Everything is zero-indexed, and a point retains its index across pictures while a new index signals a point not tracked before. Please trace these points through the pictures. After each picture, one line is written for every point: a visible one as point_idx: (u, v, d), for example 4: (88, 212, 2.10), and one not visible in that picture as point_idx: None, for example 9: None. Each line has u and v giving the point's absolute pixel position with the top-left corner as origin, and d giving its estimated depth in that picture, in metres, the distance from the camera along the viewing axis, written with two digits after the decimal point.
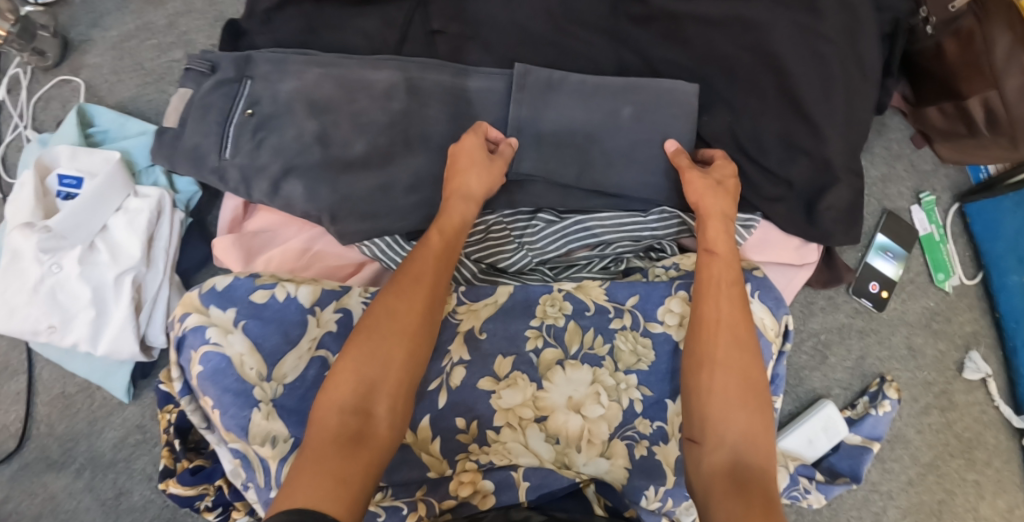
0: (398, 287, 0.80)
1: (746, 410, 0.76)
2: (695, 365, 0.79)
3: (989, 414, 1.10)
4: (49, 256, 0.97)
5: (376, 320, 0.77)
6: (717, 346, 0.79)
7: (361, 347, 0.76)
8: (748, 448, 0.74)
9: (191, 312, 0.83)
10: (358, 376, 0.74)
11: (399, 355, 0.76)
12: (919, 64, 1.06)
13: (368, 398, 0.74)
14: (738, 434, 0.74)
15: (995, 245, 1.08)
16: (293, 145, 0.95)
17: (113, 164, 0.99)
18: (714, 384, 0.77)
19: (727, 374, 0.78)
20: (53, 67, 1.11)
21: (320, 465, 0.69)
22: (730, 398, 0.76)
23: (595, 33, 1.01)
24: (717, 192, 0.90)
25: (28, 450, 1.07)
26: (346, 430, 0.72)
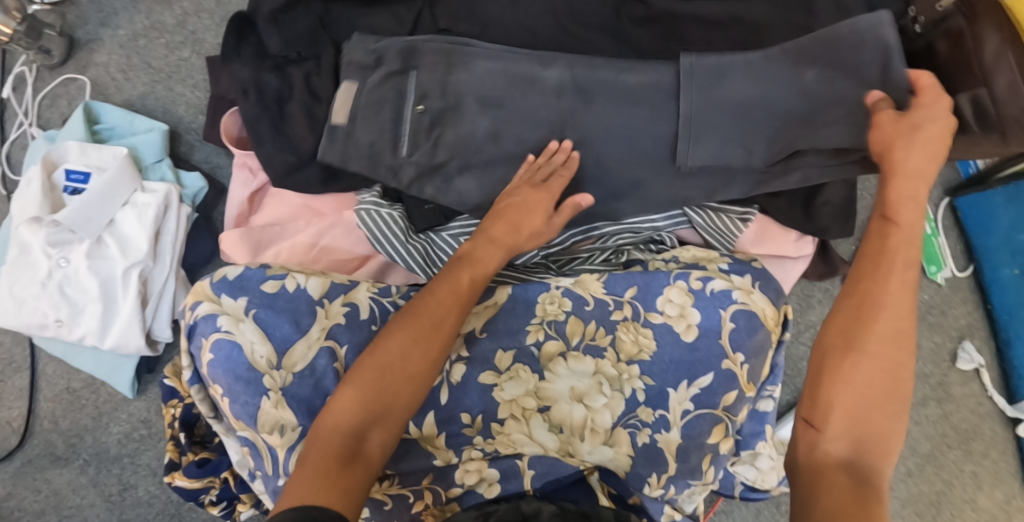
0: (413, 322, 0.80)
1: (883, 413, 0.68)
2: (841, 353, 0.69)
3: (984, 405, 1.11)
4: (57, 250, 0.99)
5: (385, 354, 0.78)
6: (880, 338, 0.69)
7: (367, 380, 0.77)
8: (872, 451, 0.67)
9: (203, 300, 0.84)
10: (359, 404, 0.76)
11: (404, 392, 0.77)
12: (912, 65, 1.09)
13: (370, 422, 0.75)
14: (865, 433, 0.68)
15: (989, 239, 1.10)
16: (347, 139, 1.00)
17: (121, 160, 1.00)
18: (856, 378, 0.68)
19: (876, 365, 0.68)
20: (60, 65, 1.12)
21: (319, 478, 0.71)
22: (869, 393, 0.68)
23: (598, 32, 1.04)
24: (916, 143, 0.73)
25: (33, 445, 1.08)
26: (343, 451, 0.74)
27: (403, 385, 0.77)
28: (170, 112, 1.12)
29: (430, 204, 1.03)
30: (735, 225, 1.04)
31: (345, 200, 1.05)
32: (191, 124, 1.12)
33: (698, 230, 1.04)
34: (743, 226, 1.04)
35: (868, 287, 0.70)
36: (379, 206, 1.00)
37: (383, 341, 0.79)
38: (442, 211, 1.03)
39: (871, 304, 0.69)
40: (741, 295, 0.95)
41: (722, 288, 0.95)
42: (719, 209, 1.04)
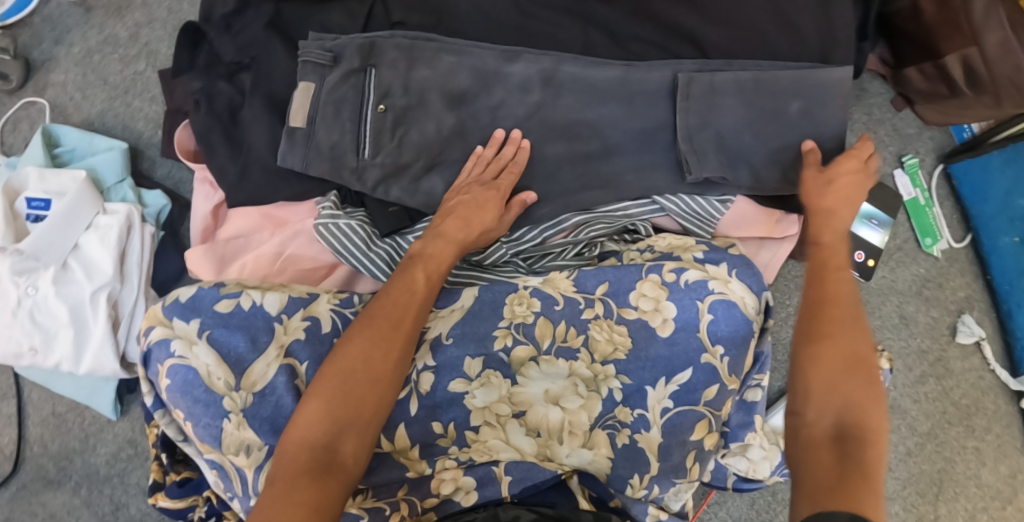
0: (375, 332, 0.81)
1: (853, 369, 0.73)
2: (815, 335, 0.76)
3: (986, 379, 1.07)
4: (25, 278, 0.98)
5: (348, 357, 0.79)
6: (843, 321, 0.76)
7: (332, 391, 0.77)
8: (853, 412, 0.71)
9: (156, 325, 0.83)
10: (325, 415, 0.76)
11: (370, 396, 0.78)
12: (896, 24, 1.01)
13: (337, 435, 0.76)
14: (844, 400, 0.72)
15: (986, 206, 1.04)
16: (315, 146, 0.95)
17: (80, 183, 0.99)
18: (826, 354, 0.74)
19: (848, 336, 0.75)
20: (18, 88, 1.10)
21: (293, 496, 0.72)
22: (839, 367, 0.74)
23: (559, 14, 0.99)
24: (827, 191, 0.87)
25: (25, 471, 1.08)
26: (314, 466, 0.74)
27: (367, 389, 0.78)
28: (131, 128, 1.10)
29: (393, 207, 0.99)
30: (715, 209, 0.98)
31: (308, 208, 1.02)
32: (152, 139, 1.10)
33: (675, 217, 0.99)
34: (723, 208, 0.99)
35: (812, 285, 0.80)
36: (336, 216, 0.96)
37: (347, 345, 0.80)
38: (407, 213, 0.99)
39: (825, 303, 0.78)
40: (719, 285, 0.90)
41: (698, 278, 0.90)
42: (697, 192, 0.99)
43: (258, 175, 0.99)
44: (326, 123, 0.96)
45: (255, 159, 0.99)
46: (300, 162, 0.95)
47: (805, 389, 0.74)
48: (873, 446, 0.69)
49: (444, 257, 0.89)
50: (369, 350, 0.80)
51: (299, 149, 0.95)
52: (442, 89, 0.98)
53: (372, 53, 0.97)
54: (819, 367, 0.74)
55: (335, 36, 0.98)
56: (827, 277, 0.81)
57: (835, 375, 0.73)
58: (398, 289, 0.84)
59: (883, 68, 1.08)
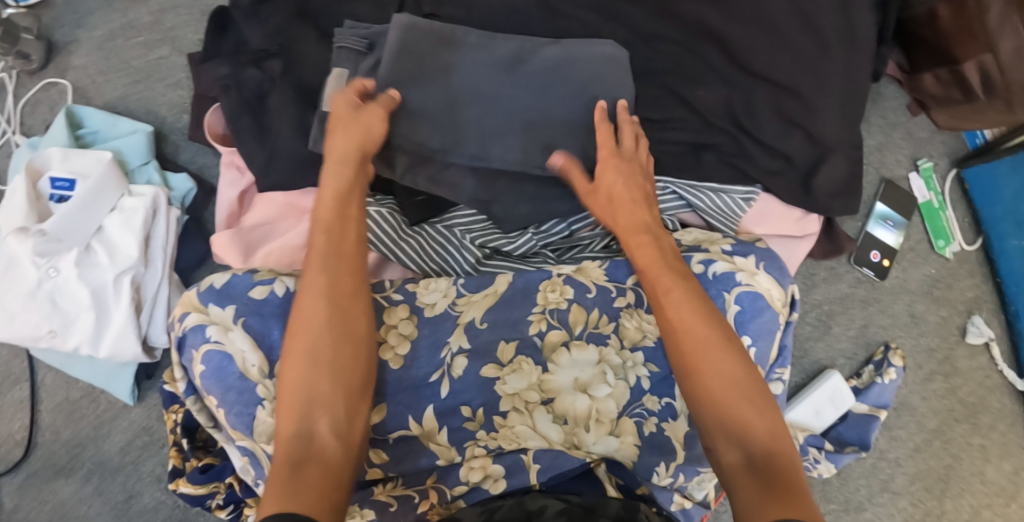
0: (303, 303, 0.77)
1: (735, 390, 0.74)
2: (696, 370, 0.76)
3: (992, 378, 1.10)
4: (46, 259, 0.97)
5: (297, 335, 0.76)
6: (703, 346, 0.76)
7: (292, 371, 0.75)
8: (753, 437, 0.72)
9: (191, 311, 0.82)
10: (292, 401, 0.74)
11: (325, 367, 0.75)
12: (913, 32, 1.04)
13: (309, 414, 0.73)
14: (738, 427, 0.73)
15: (994, 209, 1.07)
16: None
17: (105, 165, 0.98)
18: (713, 386, 0.75)
19: (709, 358, 0.76)
20: (38, 70, 1.09)
21: (281, 484, 0.69)
22: (730, 392, 0.74)
23: (588, 10, 1.00)
24: (633, 204, 0.88)
25: (36, 458, 1.07)
26: (295, 450, 0.71)
27: (322, 364, 0.75)
28: (153, 112, 1.09)
29: (421, 196, 0.99)
30: (738, 205, 1.01)
31: None
32: (175, 124, 1.09)
33: (701, 213, 1.02)
34: (745, 205, 1.01)
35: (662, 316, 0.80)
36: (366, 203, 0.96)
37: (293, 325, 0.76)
38: (435, 202, 0.99)
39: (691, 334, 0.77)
40: (746, 277, 0.90)
41: (726, 270, 0.90)
42: (721, 188, 1.01)
43: (286, 162, 0.98)
44: None
45: (283, 144, 0.98)
46: None
47: (706, 434, 0.75)
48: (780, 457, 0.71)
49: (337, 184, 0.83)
50: (305, 321, 0.76)
51: (329, 135, 0.95)
52: (471, 89, 0.94)
53: None
54: (713, 402, 0.75)
55: (368, 26, 0.98)
56: (666, 301, 0.80)
57: (726, 401, 0.74)
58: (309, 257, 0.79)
59: (899, 74, 1.11)
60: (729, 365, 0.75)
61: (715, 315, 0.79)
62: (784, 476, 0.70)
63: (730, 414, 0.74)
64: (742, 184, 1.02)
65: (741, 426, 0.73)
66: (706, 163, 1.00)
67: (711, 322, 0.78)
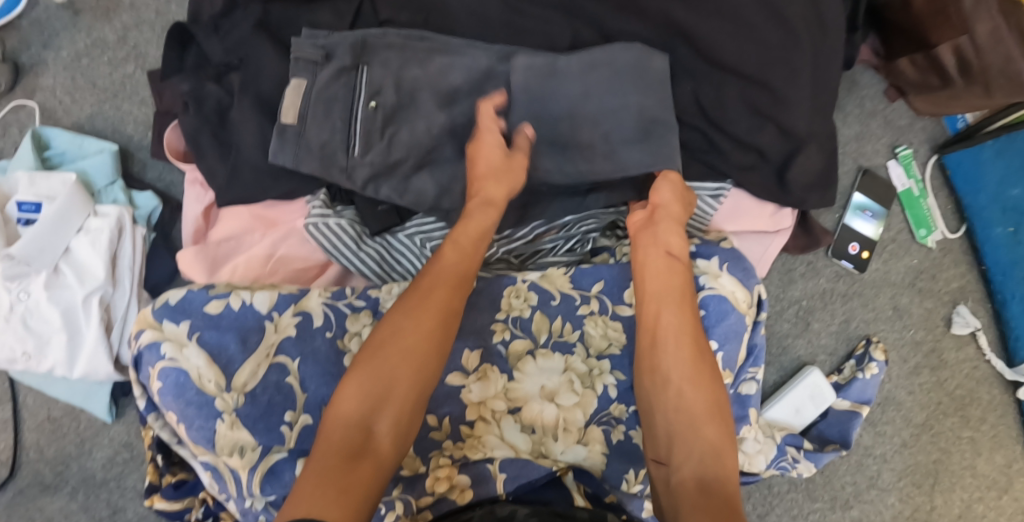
0: (410, 304, 0.79)
1: (711, 409, 0.77)
2: (683, 381, 0.78)
3: (981, 369, 1.07)
4: (17, 283, 0.97)
5: (385, 335, 0.77)
6: (696, 362, 0.80)
7: (366, 366, 0.75)
8: (716, 456, 0.73)
9: (146, 328, 0.82)
10: (366, 389, 0.74)
11: (402, 370, 0.75)
12: (887, 17, 1.00)
13: (372, 411, 0.73)
14: (707, 442, 0.74)
15: (978, 198, 1.04)
16: (315, 148, 0.94)
17: (70, 186, 0.98)
18: (693, 400, 0.77)
19: (692, 374, 0.79)
20: (7, 92, 1.10)
21: (321, 478, 0.67)
22: (703, 410, 0.77)
23: (549, 8, 0.99)
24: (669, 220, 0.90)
25: (22, 476, 1.08)
26: (347, 445, 0.71)
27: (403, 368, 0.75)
28: (120, 131, 1.10)
29: (383, 205, 0.97)
30: (706, 204, 0.99)
31: (298, 206, 1.01)
32: (142, 142, 1.10)
33: None
34: (714, 202, 1.00)
35: (656, 321, 0.83)
36: (326, 216, 0.95)
37: (385, 325, 0.77)
38: (396, 212, 0.98)
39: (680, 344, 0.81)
40: (710, 279, 0.88)
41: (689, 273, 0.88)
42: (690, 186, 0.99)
43: (248, 176, 0.98)
44: (316, 121, 0.94)
45: (246, 159, 0.98)
46: (291, 159, 0.94)
47: (670, 442, 0.76)
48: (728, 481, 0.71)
49: (485, 223, 0.88)
50: (401, 323, 0.78)
51: (290, 146, 0.94)
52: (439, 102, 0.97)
53: (365, 51, 0.95)
54: (687, 414, 0.77)
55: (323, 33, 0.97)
56: (662, 307, 0.84)
57: (697, 416, 0.76)
58: (430, 266, 0.83)
59: (874, 59, 1.07)
60: (713, 390, 0.78)
61: (704, 347, 0.82)
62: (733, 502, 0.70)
63: (702, 429, 0.75)
64: (712, 181, 0.99)
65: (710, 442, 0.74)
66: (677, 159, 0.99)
67: (708, 359, 0.81)
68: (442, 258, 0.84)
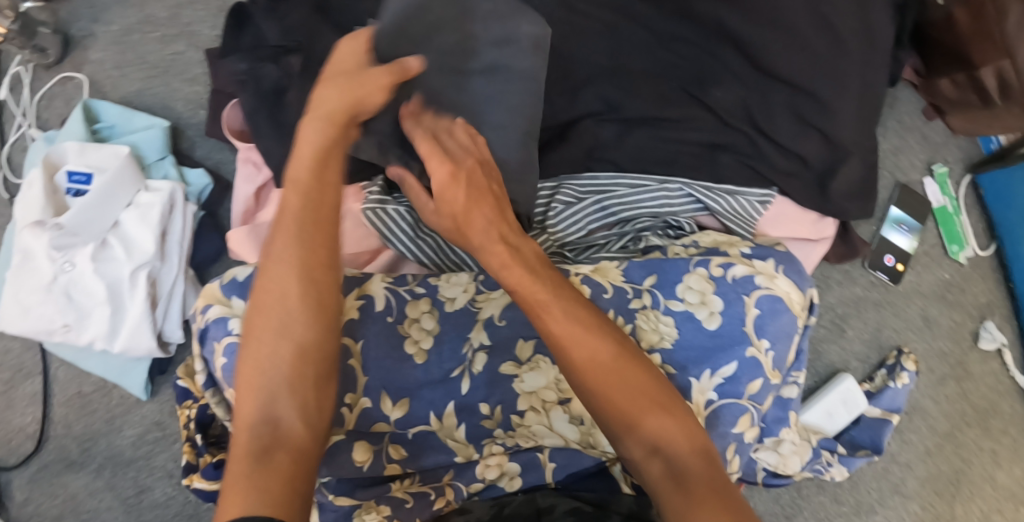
0: (263, 274, 0.69)
1: (642, 390, 0.71)
2: (614, 366, 0.71)
3: (1004, 383, 1.10)
4: (61, 253, 0.96)
5: (261, 329, 0.68)
6: (605, 336, 0.73)
7: (252, 356, 0.68)
8: (672, 444, 0.70)
9: (214, 304, 0.82)
10: (254, 381, 0.67)
11: (288, 344, 0.68)
12: (930, 35, 1.04)
13: (271, 401, 0.67)
14: (658, 427, 0.70)
15: (1008, 215, 1.08)
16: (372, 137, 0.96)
17: (122, 159, 0.98)
18: (626, 389, 0.71)
19: (608, 357, 0.72)
20: (55, 64, 1.09)
21: (241, 488, 0.62)
22: (636, 395, 0.71)
23: (607, 10, 1.01)
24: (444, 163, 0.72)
25: (46, 451, 1.07)
26: (257, 443, 0.65)
27: (289, 340, 0.68)
28: (169, 108, 1.09)
29: None
30: (755, 208, 1.00)
31: (349, 191, 1.01)
32: (191, 120, 1.09)
33: (720, 216, 1.00)
34: (762, 208, 1.01)
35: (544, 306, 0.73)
36: (384, 202, 0.96)
37: (257, 321, 0.68)
38: None
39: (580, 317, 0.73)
40: (765, 280, 0.91)
41: (745, 273, 0.91)
42: (738, 190, 1.00)
43: None
44: None
45: None
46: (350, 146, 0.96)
47: (620, 435, 0.71)
48: (699, 465, 0.69)
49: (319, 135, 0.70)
50: (265, 290, 0.68)
51: None
52: None
53: None
54: (616, 399, 0.70)
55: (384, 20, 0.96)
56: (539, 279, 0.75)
57: (632, 403, 0.70)
58: (276, 216, 0.69)
59: (915, 78, 1.11)
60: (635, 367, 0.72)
61: (602, 326, 0.74)
62: (708, 476, 0.68)
63: (644, 418, 0.70)
64: (757, 186, 1.01)
65: (660, 431, 0.70)
66: (727, 164, 1.00)
67: (612, 337, 0.73)
68: (287, 209, 0.69)
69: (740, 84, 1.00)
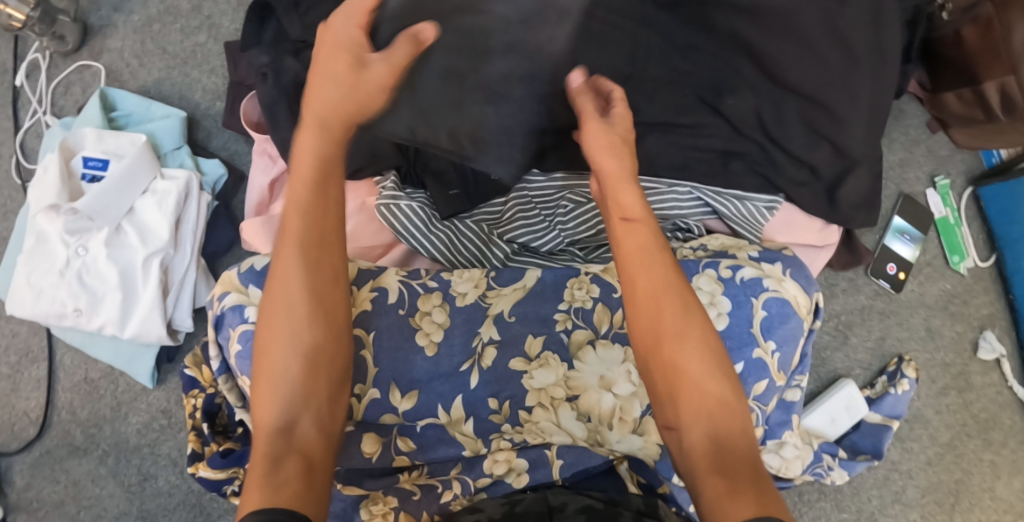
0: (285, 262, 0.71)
1: (701, 366, 0.69)
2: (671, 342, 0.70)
3: (1004, 395, 1.12)
4: (76, 238, 0.97)
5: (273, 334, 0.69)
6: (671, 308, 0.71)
7: (268, 340, 0.69)
8: (720, 428, 0.68)
9: (231, 291, 0.82)
10: (272, 371, 0.68)
11: (304, 334, 0.69)
12: (938, 50, 1.06)
13: (289, 390, 0.68)
14: (711, 405, 0.69)
15: (1011, 228, 1.09)
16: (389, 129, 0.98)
17: (139, 147, 0.98)
18: (685, 365, 0.69)
19: (675, 328, 0.70)
20: (73, 51, 1.10)
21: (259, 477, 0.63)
22: (695, 370, 0.69)
23: (623, 17, 1.02)
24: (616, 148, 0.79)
25: (50, 437, 1.07)
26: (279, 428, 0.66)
27: (302, 328, 0.69)
28: (187, 98, 1.10)
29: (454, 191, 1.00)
30: (761, 214, 1.03)
31: (366, 187, 1.03)
32: (208, 110, 1.10)
33: (727, 220, 1.04)
34: (768, 214, 1.03)
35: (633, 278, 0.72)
36: (397, 197, 0.98)
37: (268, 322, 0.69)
38: (466, 197, 1.00)
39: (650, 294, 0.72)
40: (774, 282, 0.93)
41: (753, 276, 0.92)
42: (745, 196, 1.03)
43: None
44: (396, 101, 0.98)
45: None
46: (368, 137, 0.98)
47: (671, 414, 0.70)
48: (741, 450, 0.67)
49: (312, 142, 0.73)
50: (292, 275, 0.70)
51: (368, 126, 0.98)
52: None
53: None
54: (672, 374, 0.70)
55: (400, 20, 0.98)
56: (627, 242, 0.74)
57: (690, 379, 0.69)
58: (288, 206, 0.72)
59: (921, 92, 1.13)
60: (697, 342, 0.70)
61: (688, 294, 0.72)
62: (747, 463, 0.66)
63: (696, 399, 0.69)
64: (765, 193, 1.03)
65: (706, 415, 0.68)
66: (736, 172, 1.03)
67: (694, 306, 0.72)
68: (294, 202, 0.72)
69: (750, 90, 1.02)
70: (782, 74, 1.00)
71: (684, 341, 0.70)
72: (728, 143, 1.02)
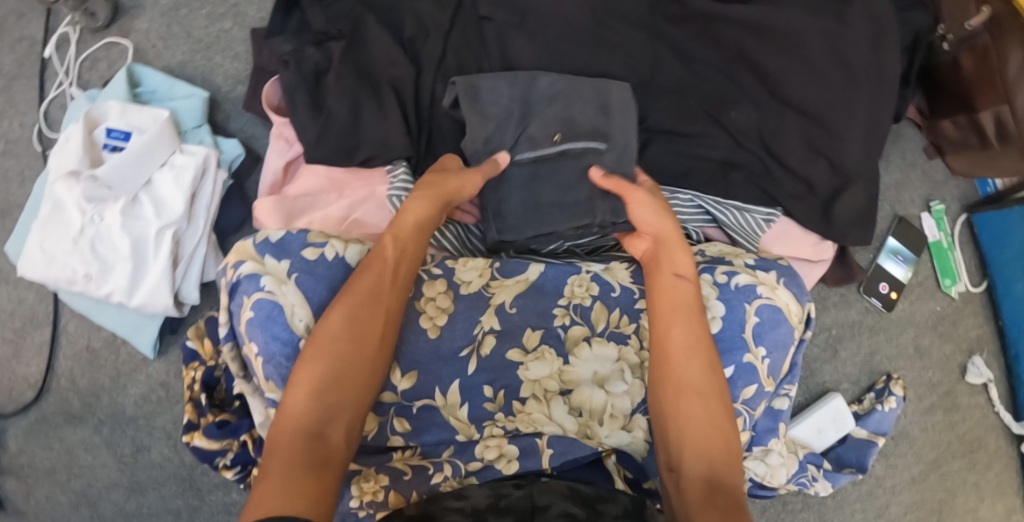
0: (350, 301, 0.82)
1: (701, 413, 0.82)
2: (675, 388, 0.84)
3: (989, 418, 1.13)
4: (93, 206, 0.99)
5: (329, 360, 0.79)
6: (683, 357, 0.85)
7: (315, 368, 0.78)
8: (716, 468, 0.79)
9: (247, 260, 0.86)
10: (317, 395, 0.77)
11: (357, 374, 0.79)
12: (937, 79, 1.10)
13: (326, 420, 0.76)
14: (710, 450, 0.80)
15: (1003, 252, 1.12)
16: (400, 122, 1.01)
17: (161, 122, 1.01)
18: (685, 408, 0.82)
19: (682, 373, 0.84)
20: (102, 28, 1.13)
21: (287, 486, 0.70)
22: (694, 416, 0.82)
23: (634, 29, 1.06)
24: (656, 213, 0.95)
25: (47, 403, 1.08)
26: (308, 451, 0.74)
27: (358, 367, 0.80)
28: (209, 81, 1.14)
29: None
30: (759, 225, 1.05)
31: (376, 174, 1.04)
32: (229, 93, 1.14)
33: (726, 229, 1.06)
34: (766, 225, 1.06)
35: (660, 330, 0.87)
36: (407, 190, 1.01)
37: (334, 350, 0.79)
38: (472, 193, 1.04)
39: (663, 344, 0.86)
40: (767, 290, 0.95)
41: (748, 283, 0.95)
42: (744, 207, 1.05)
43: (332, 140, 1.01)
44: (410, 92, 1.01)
45: (335, 125, 1.00)
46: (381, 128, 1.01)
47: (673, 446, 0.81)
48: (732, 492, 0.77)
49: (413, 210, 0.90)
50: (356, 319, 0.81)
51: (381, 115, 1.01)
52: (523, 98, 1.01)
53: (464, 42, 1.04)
54: (672, 414, 0.83)
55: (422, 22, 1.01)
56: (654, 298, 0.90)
57: (697, 422, 0.81)
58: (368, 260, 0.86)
59: (919, 118, 1.17)
60: (704, 395, 0.83)
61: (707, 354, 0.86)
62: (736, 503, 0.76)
63: (692, 438, 0.81)
64: (764, 206, 1.06)
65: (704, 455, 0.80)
66: (735, 183, 1.06)
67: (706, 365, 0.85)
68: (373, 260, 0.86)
69: (753, 105, 1.05)
70: (785, 91, 1.04)
71: (696, 390, 0.83)
72: (728, 153, 1.05)
